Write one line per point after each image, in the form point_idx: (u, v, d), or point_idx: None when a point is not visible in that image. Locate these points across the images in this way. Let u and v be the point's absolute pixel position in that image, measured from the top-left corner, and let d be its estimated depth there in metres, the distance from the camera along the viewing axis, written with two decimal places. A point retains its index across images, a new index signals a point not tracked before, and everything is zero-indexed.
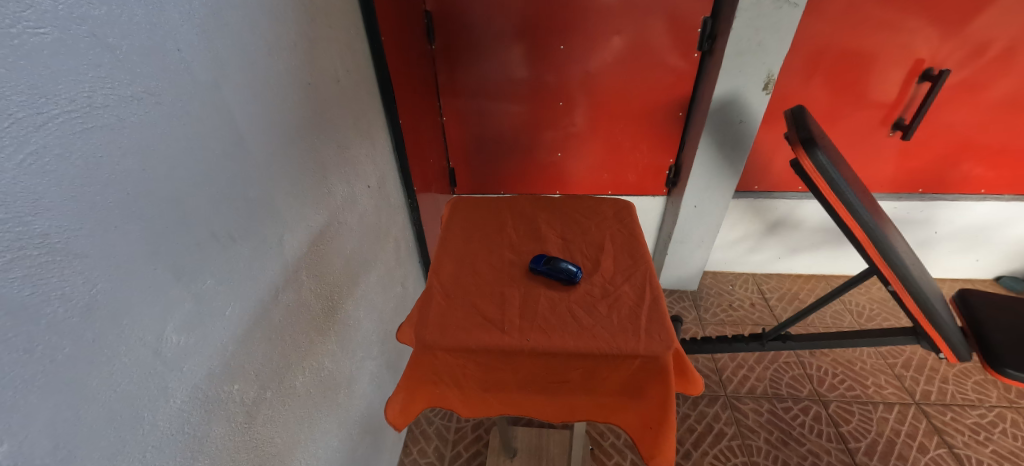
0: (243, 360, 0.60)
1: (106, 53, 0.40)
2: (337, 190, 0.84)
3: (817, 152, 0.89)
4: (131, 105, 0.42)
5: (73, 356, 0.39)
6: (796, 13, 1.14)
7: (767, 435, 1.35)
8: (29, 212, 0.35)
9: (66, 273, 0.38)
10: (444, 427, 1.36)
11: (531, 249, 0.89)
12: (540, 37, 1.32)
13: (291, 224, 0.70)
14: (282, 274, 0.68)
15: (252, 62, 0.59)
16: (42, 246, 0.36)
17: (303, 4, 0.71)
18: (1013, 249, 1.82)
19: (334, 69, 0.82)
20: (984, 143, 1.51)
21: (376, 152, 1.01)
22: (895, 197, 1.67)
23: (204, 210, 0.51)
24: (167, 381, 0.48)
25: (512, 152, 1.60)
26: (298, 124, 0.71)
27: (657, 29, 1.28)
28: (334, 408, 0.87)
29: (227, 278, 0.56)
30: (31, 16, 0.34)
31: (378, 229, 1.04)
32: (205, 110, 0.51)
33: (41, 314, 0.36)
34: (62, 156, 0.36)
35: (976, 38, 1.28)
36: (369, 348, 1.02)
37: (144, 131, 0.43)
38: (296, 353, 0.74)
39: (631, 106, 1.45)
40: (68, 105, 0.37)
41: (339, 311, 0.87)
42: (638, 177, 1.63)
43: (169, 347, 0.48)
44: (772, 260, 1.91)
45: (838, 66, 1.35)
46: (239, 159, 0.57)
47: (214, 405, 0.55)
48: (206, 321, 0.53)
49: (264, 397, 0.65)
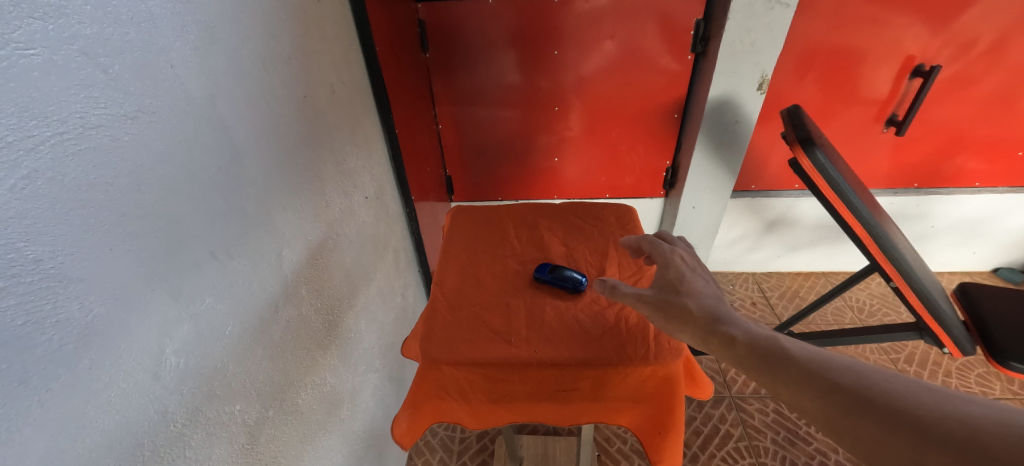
0: (243, 380, 0.59)
1: (98, 72, 0.39)
2: (334, 202, 0.83)
3: (816, 151, 0.89)
4: (125, 124, 0.41)
5: (67, 385, 0.38)
6: (788, 13, 1.15)
7: (774, 436, 1.34)
8: (22, 238, 0.34)
9: (61, 299, 0.37)
10: (449, 438, 1.34)
11: (535, 258, 0.88)
12: (533, 44, 1.32)
13: (290, 238, 0.69)
14: (281, 289, 0.67)
15: (245, 76, 0.58)
16: (37, 272, 0.35)
17: (297, 17, 0.71)
18: (1009, 241, 1.84)
19: (329, 82, 0.81)
20: (977, 136, 1.51)
21: (373, 163, 1.00)
22: (891, 192, 1.68)
23: (200, 228, 0.50)
24: (167, 406, 0.47)
25: (509, 157, 1.60)
26: (294, 139, 0.70)
27: (649, 32, 1.28)
28: (337, 424, 0.86)
29: (226, 295, 0.55)
30: (19, 37, 0.33)
31: (377, 239, 1.03)
32: (201, 126, 0.50)
33: (36, 343, 0.35)
34: (54, 178, 0.36)
35: (964, 35, 1.29)
36: (371, 360, 1.01)
37: (140, 150, 0.42)
38: (298, 370, 0.72)
39: (627, 109, 1.45)
40: (60, 127, 0.36)
41: (340, 325, 0.86)
42: (635, 179, 1.64)
43: (168, 370, 0.47)
44: (771, 258, 1.91)
45: (830, 65, 1.36)
46: (236, 174, 0.56)
47: (214, 428, 0.54)
48: (206, 342, 0.52)
49: (267, 416, 0.64)
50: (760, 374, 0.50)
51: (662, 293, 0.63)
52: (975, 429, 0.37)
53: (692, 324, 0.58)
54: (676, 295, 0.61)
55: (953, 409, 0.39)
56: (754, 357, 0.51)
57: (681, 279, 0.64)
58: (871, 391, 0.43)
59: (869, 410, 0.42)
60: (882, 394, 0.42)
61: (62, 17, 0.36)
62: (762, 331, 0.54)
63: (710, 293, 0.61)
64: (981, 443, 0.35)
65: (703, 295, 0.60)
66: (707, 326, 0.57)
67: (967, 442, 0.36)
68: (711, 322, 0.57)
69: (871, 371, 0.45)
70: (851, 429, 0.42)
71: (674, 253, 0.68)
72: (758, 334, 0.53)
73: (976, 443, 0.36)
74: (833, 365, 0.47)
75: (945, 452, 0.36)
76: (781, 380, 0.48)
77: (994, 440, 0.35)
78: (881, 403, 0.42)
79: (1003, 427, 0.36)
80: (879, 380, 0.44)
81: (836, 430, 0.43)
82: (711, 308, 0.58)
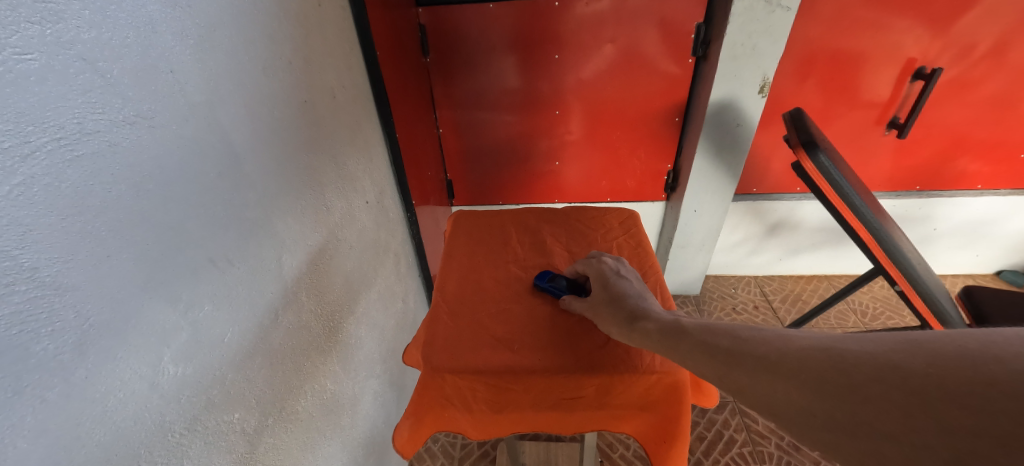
0: (242, 388, 0.58)
1: (97, 77, 0.38)
2: (335, 206, 0.82)
3: (819, 153, 0.88)
4: (124, 129, 0.41)
5: (63, 396, 0.37)
6: (789, 16, 1.15)
7: (778, 441, 1.33)
8: (18, 246, 0.33)
9: (56, 308, 0.36)
10: (450, 444, 1.33)
11: (537, 263, 0.87)
12: (533, 48, 1.32)
13: (290, 243, 0.68)
14: (281, 296, 0.66)
15: (245, 81, 0.58)
16: (32, 280, 0.34)
17: (298, 22, 0.70)
18: (1012, 244, 1.83)
19: (329, 86, 0.80)
20: (978, 138, 1.51)
21: (373, 167, 1.00)
22: (893, 195, 1.67)
23: (200, 234, 0.50)
24: (165, 415, 0.46)
25: (509, 161, 1.59)
26: (294, 144, 0.69)
27: (649, 36, 1.28)
28: (337, 431, 0.85)
29: (225, 302, 0.54)
30: (17, 42, 0.33)
31: (378, 244, 1.02)
32: (200, 131, 0.49)
33: (31, 353, 0.35)
34: (52, 185, 0.35)
35: (966, 37, 1.29)
36: (372, 367, 0.99)
37: (139, 156, 0.42)
38: (298, 377, 0.71)
39: (628, 113, 1.45)
40: (57, 133, 0.36)
41: (340, 331, 0.85)
42: (636, 183, 1.63)
43: (165, 379, 0.46)
44: (773, 261, 1.90)
45: (831, 68, 1.36)
46: (235, 180, 0.56)
47: (213, 437, 0.53)
48: (204, 350, 0.51)
49: (266, 425, 0.63)
50: (666, 351, 0.54)
51: (596, 301, 0.69)
52: (804, 355, 0.39)
53: (616, 323, 0.63)
54: (606, 301, 0.68)
55: (791, 343, 0.42)
56: (660, 340, 0.56)
57: (608, 284, 0.70)
58: (738, 345, 0.46)
59: (740, 360, 0.44)
60: (746, 343, 0.45)
61: (60, 21, 0.36)
62: (671, 316, 0.59)
63: (634, 292, 0.67)
64: (808, 367, 0.38)
65: (626, 295, 0.66)
66: (627, 323, 0.62)
67: (798, 367, 0.39)
68: (630, 317, 0.62)
69: (743, 329, 0.48)
70: (732, 381, 0.44)
71: (604, 264, 0.75)
72: (665, 319, 0.58)
73: (806, 366, 0.38)
74: (713, 330, 0.51)
75: (788, 382, 0.39)
76: (679, 354, 0.52)
77: (814, 361, 0.38)
78: (746, 352, 0.44)
79: (823, 350, 0.38)
80: (748, 332, 0.47)
81: (724, 385, 0.45)
82: (631, 304, 0.64)
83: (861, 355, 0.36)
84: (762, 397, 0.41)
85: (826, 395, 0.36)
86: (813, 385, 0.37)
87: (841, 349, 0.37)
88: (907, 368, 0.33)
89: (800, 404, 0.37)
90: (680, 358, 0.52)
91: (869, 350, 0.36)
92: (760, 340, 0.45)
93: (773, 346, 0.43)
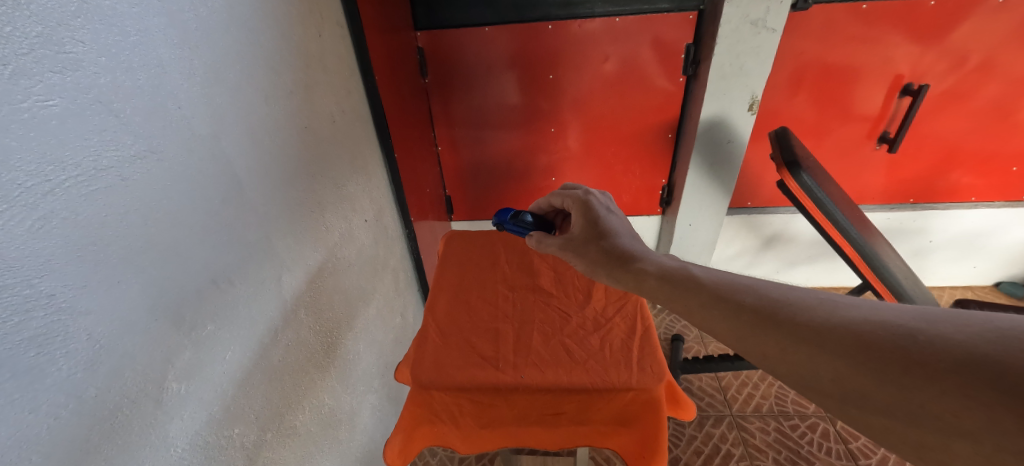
0: (242, 402, 0.61)
1: (111, 117, 0.42)
2: (333, 227, 0.85)
3: (801, 174, 0.92)
4: (135, 164, 0.44)
5: (76, 412, 0.40)
6: (774, 37, 1.19)
7: (776, 455, 1.34)
8: (36, 275, 0.36)
9: (70, 332, 0.39)
10: (447, 458, 1.34)
11: (525, 284, 0.91)
12: (529, 68, 1.36)
13: (290, 263, 0.71)
14: (281, 314, 0.69)
15: (249, 112, 0.61)
16: (49, 307, 0.37)
17: (299, 52, 0.75)
18: (1009, 256, 1.84)
19: (329, 112, 0.84)
20: (971, 151, 1.53)
21: (372, 187, 1.03)
22: (887, 208, 1.69)
23: (203, 258, 0.53)
24: (167, 430, 0.49)
25: (507, 177, 1.63)
26: (295, 168, 0.73)
27: (641, 56, 1.32)
28: (334, 444, 0.87)
29: (226, 322, 0.57)
30: (40, 90, 0.36)
31: (377, 261, 1.05)
32: (206, 161, 0.53)
33: (47, 374, 0.37)
34: (68, 218, 0.38)
35: (952, 53, 1.32)
36: (370, 381, 1.02)
37: (147, 188, 0.45)
38: (296, 392, 0.74)
39: (621, 130, 1.49)
40: (75, 171, 0.39)
41: (339, 346, 0.88)
42: (632, 198, 1.66)
43: (169, 395, 0.49)
44: (771, 274, 1.92)
45: (821, 83, 1.39)
46: (238, 204, 0.59)
47: (215, 450, 0.56)
48: (205, 367, 0.54)
49: (265, 439, 0.66)
50: (677, 302, 0.55)
51: (577, 238, 0.71)
52: (866, 333, 0.39)
53: (604, 264, 0.65)
54: (592, 239, 0.69)
55: (841, 316, 0.42)
56: (664, 284, 0.57)
57: (603, 227, 0.71)
58: (767, 305, 0.47)
59: (772, 325, 0.45)
60: (781, 308, 0.46)
61: (78, 70, 0.39)
62: (674, 264, 0.60)
63: (622, 232, 0.69)
64: (869, 347, 0.38)
65: (622, 240, 0.68)
66: (623, 266, 0.64)
67: (857, 344, 0.39)
68: (624, 260, 0.64)
69: (771, 289, 0.49)
70: (755, 348, 0.46)
71: (590, 198, 0.77)
72: (667, 264, 0.60)
73: (868, 347, 0.39)
74: (731, 285, 0.52)
75: (837, 362, 0.40)
76: (690, 306, 0.53)
77: (881, 343, 0.38)
78: (781, 317, 0.45)
79: (892, 331, 0.38)
80: (780, 295, 0.48)
81: (743, 346, 0.47)
82: (624, 248, 0.66)
83: (946, 345, 0.35)
84: (791, 366, 0.43)
85: (892, 381, 0.37)
86: (878, 368, 0.37)
87: (915, 331, 0.37)
88: (1004, 361, 0.32)
89: (851, 384, 0.39)
90: (688, 308, 0.53)
91: (949, 336, 0.36)
92: (803, 305, 0.45)
93: (816, 315, 0.44)
